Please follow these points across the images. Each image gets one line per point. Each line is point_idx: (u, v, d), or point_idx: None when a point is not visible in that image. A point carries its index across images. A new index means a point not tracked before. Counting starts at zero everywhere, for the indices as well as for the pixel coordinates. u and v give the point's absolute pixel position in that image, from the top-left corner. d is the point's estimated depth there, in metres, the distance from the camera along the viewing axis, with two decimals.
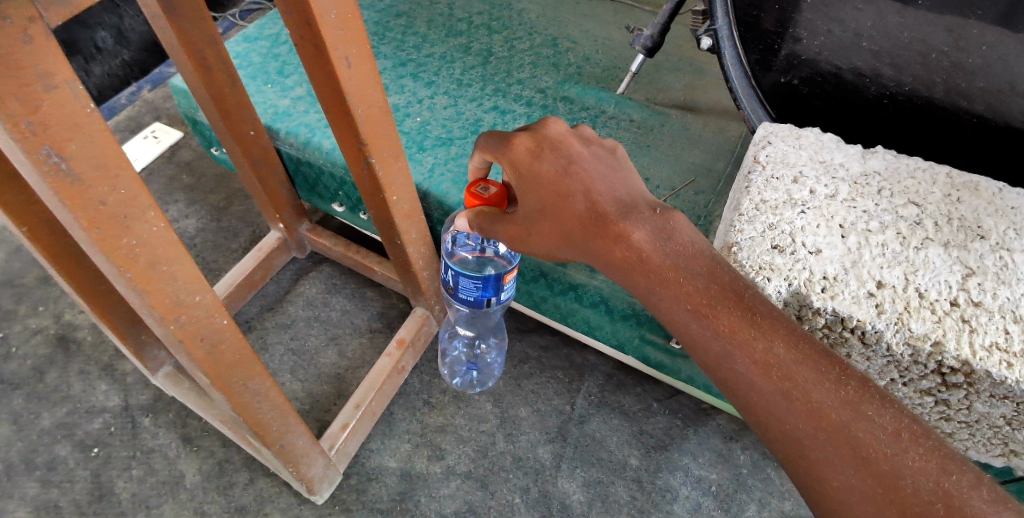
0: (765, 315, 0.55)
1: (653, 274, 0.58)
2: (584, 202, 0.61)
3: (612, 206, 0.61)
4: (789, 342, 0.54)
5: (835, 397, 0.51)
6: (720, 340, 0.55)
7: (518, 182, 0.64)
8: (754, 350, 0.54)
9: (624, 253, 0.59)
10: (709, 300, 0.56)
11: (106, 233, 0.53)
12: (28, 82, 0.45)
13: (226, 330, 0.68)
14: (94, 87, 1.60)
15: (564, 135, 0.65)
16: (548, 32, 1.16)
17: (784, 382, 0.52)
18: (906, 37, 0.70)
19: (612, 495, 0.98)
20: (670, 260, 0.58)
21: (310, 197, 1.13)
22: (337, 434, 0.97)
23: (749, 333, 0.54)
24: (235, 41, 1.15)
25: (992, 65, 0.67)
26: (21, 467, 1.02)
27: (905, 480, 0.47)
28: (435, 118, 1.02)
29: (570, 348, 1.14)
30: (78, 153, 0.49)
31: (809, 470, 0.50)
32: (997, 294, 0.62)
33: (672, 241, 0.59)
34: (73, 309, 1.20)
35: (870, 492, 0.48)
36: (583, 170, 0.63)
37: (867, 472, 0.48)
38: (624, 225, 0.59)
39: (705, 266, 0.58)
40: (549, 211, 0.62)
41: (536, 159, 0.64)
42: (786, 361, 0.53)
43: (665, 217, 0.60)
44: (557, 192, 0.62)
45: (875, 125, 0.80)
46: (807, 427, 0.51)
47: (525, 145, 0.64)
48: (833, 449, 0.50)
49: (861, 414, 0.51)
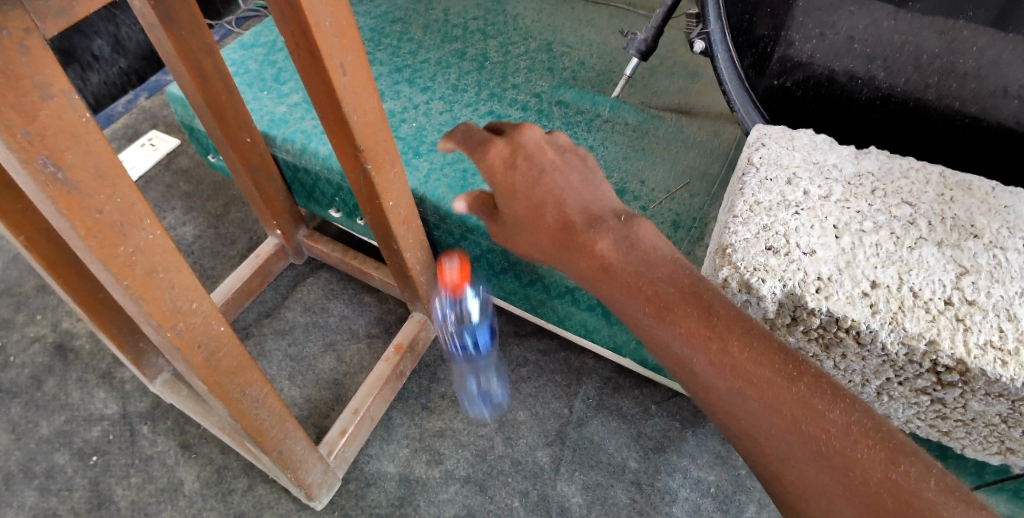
0: (723, 315, 0.54)
1: (617, 280, 0.57)
2: (553, 213, 0.60)
3: (581, 217, 0.60)
4: (745, 341, 0.53)
5: (791, 393, 0.51)
6: (679, 342, 0.53)
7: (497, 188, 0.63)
8: (712, 352, 0.52)
9: (590, 261, 0.58)
10: (667, 303, 0.55)
11: (103, 242, 0.53)
12: (26, 93, 0.45)
13: (224, 337, 0.68)
14: (92, 95, 1.60)
15: (539, 144, 0.63)
16: (543, 37, 1.16)
17: (741, 382, 0.52)
18: (898, 40, 0.70)
19: (611, 497, 0.98)
20: (632, 266, 0.56)
21: (307, 203, 1.14)
22: (336, 440, 0.97)
23: (706, 333, 0.53)
24: (231, 49, 1.16)
25: (983, 67, 0.68)
26: (20, 475, 1.02)
27: (857, 474, 0.48)
28: (431, 123, 1.02)
29: (568, 352, 1.14)
30: (75, 162, 0.49)
31: (773, 467, 0.51)
32: (991, 293, 0.62)
33: (638, 250, 0.57)
34: (71, 317, 1.20)
35: (824, 484, 0.48)
36: (553, 179, 0.61)
37: (823, 468, 0.48)
38: (589, 236, 0.58)
39: (667, 270, 0.56)
40: (523, 221, 0.62)
41: (511, 169, 0.62)
42: (743, 360, 0.52)
43: (629, 225, 0.58)
44: (528, 204, 0.61)
45: (866, 127, 0.80)
46: (763, 424, 0.51)
47: (501, 153, 0.62)
48: (788, 444, 0.50)
49: (813, 409, 0.50)
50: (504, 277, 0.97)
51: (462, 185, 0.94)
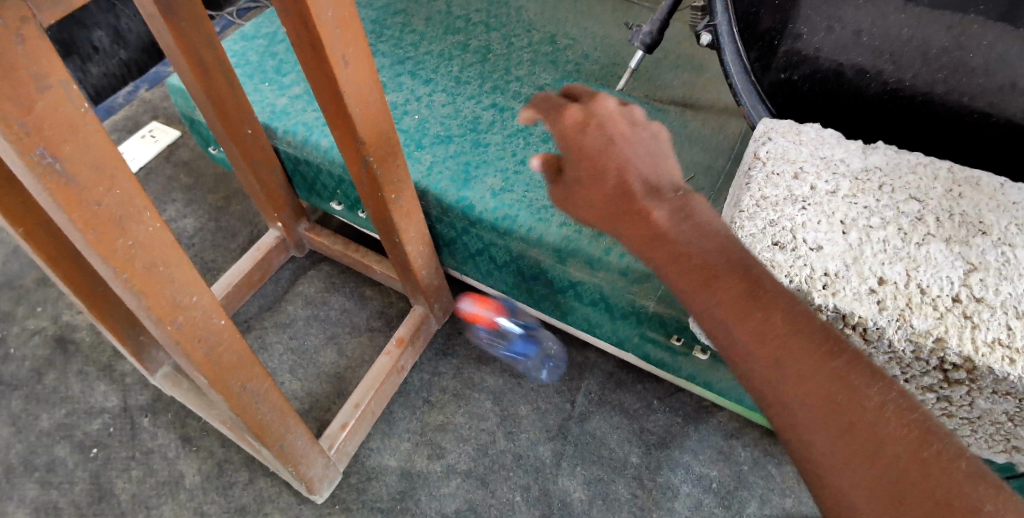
0: (768, 287, 0.52)
1: (667, 248, 0.55)
2: (615, 178, 0.59)
3: (641, 186, 0.59)
4: (790, 313, 0.51)
5: (827, 367, 0.48)
6: (722, 310, 0.52)
7: (565, 150, 0.64)
8: (752, 320, 0.51)
9: (642, 228, 0.57)
10: (711, 271, 0.54)
11: (102, 236, 0.52)
12: (23, 83, 0.44)
13: (225, 331, 0.68)
14: (92, 87, 1.59)
15: (618, 113, 0.63)
16: (546, 29, 1.15)
17: (778, 351, 0.49)
18: (906, 34, 0.69)
19: (613, 493, 0.98)
20: (682, 236, 0.56)
21: (308, 197, 1.13)
22: (337, 434, 0.97)
23: (750, 303, 0.52)
24: (232, 40, 1.15)
25: (992, 63, 0.67)
26: (21, 469, 1.02)
27: (887, 452, 0.44)
28: (433, 115, 1.01)
29: (570, 346, 1.13)
30: (73, 155, 0.49)
31: (801, 446, 0.47)
32: (999, 290, 0.62)
33: (693, 223, 0.56)
34: (71, 310, 1.19)
35: (850, 458, 0.45)
36: (624, 147, 0.61)
37: (851, 445, 0.45)
38: (645, 203, 0.57)
39: (717, 243, 0.55)
40: (582, 185, 0.61)
41: (581, 133, 0.63)
42: (783, 331, 0.50)
43: (685, 200, 0.58)
44: (591, 168, 0.61)
45: (873, 121, 0.79)
46: (794, 394, 0.48)
47: (574, 117, 0.65)
48: (816, 416, 0.47)
49: (849, 384, 0.47)
50: (505, 271, 0.96)
51: (464, 177, 0.93)
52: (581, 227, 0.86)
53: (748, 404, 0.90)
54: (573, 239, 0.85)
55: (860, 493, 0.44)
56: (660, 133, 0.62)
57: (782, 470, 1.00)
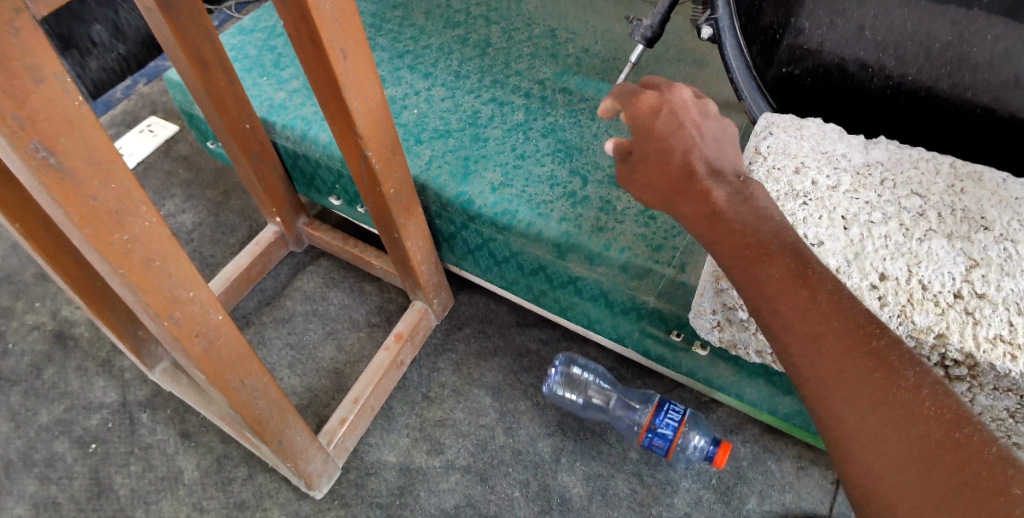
0: (815, 267, 0.52)
1: (720, 226, 0.57)
2: (681, 157, 0.62)
3: (705, 167, 0.61)
4: (836, 293, 0.51)
5: (865, 345, 0.48)
6: (768, 286, 0.53)
7: (636, 133, 0.67)
8: (797, 297, 0.51)
9: (699, 207, 0.59)
10: (760, 249, 0.54)
11: (98, 230, 0.52)
12: (18, 75, 0.44)
13: (223, 326, 0.67)
14: (90, 82, 1.59)
15: (694, 104, 0.66)
16: (546, 23, 1.14)
17: (819, 327, 0.49)
18: (910, 29, 0.68)
19: (612, 488, 0.98)
20: (738, 217, 0.56)
21: (307, 192, 1.13)
22: (336, 429, 0.97)
23: (796, 281, 0.52)
24: (230, 34, 1.14)
25: (996, 58, 0.65)
26: (20, 464, 1.01)
27: (920, 430, 0.43)
28: (433, 110, 1.01)
29: (570, 341, 1.13)
30: (68, 148, 0.48)
31: (832, 421, 0.47)
32: (1001, 286, 0.61)
33: (752, 205, 0.57)
34: (70, 305, 1.19)
35: (879, 433, 0.45)
36: (694, 131, 0.63)
37: (883, 423, 0.45)
38: (705, 183, 0.59)
39: (770, 225, 0.55)
40: (648, 162, 0.64)
41: (654, 117, 0.66)
42: (826, 310, 0.50)
43: (745, 184, 0.59)
44: (659, 147, 0.64)
45: (875, 116, 0.78)
46: (831, 369, 0.48)
47: (649, 101, 0.67)
48: (849, 391, 0.47)
49: (887, 364, 0.46)
50: (504, 267, 0.96)
51: (463, 172, 0.92)
52: (581, 223, 0.86)
53: (748, 399, 0.90)
54: (573, 235, 0.85)
55: (887, 469, 0.44)
56: (729, 130, 0.65)
57: (781, 466, 1.00)
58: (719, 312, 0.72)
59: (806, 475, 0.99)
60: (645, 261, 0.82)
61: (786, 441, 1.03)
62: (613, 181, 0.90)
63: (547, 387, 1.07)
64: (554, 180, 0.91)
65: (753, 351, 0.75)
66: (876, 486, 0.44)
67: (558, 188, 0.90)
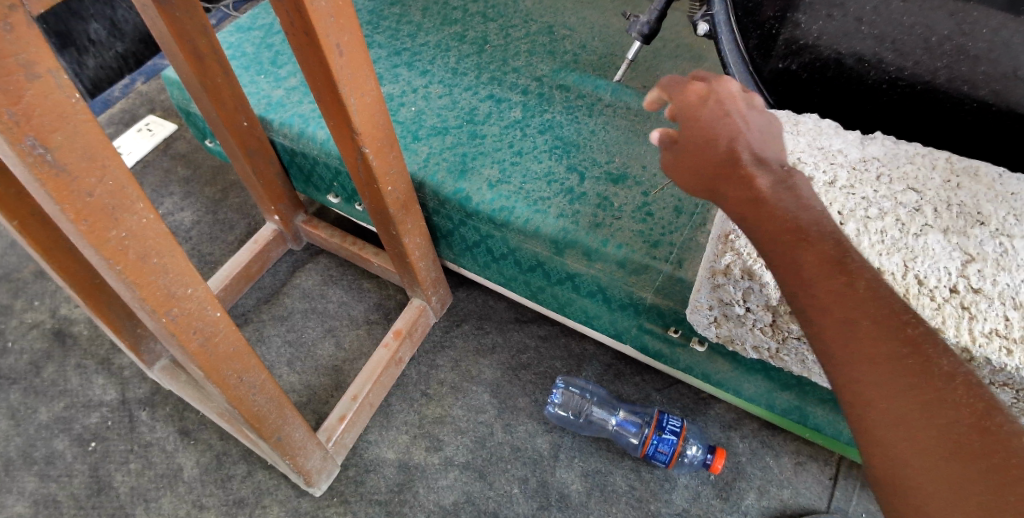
0: (854, 255, 0.50)
1: (763, 212, 0.55)
2: (725, 143, 0.58)
3: (751, 156, 0.58)
4: (874, 281, 0.48)
5: (899, 333, 0.45)
6: (804, 271, 0.50)
7: (682, 121, 0.62)
8: (832, 283, 0.49)
9: (742, 194, 0.57)
10: (796, 235, 0.52)
11: (93, 226, 0.52)
12: (12, 71, 0.44)
13: (220, 323, 0.67)
14: (88, 79, 1.59)
15: (741, 95, 0.62)
16: (544, 19, 1.14)
17: (854, 313, 0.47)
18: (907, 21, 0.67)
19: (611, 484, 0.98)
20: (785, 207, 0.54)
21: (305, 189, 1.13)
22: (335, 426, 0.97)
23: (833, 268, 0.49)
24: (228, 31, 1.14)
25: (995, 49, 0.64)
26: (20, 462, 1.02)
27: (948, 417, 0.42)
28: (430, 107, 1.01)
29: (568, 338, 1.13)
30: (63, 144, 0.48)
31: (859, 406, 0.45)
32: (997, 280, 0.62)
33: (795, 195, 0.55)
34: (69, 303, 1.19)
35: (908, 418, 0.43)
36: (742, 120, 0.60)
37: (911, 408, 0.43)
38: (748, 169, 0.57)
39: (810, 214, 0.54)
40: (691, 149, 0.60)
41: (701, 105, 0.61)
42: (862, 297, 0.47)
43: (790, 174, 0.57)
44: (701, 134, 0.60)
45: (873, 111, 0.77)
46: (863, 354, 0.46)
47: (696, 92, 0.62)
48: (881, 377, 0.45)
49: (920, 351, 0.44)
50: (502, 263, 0.96)
51: (461, 169, 0.93)
52: (579, 219, 0.86)
53: (746, 395, 0.90)
54: (570, 231, 0.85)
55: (911, 453, 0.42)
56: (774, 121, 0.62)
57: (779, 462, 1.00)
58: (716, 307, 0.72)
59: (804, 470, 1.00)
60: (642, 257, 0.82)
61: (784, 436, 1.03)
62: (610, 178, 0.90)
63: (550, 410, 1.05)
64: (551, 176, 0.91)
65: (750, 346, 0.75)
66: (899, 469, 0.42)
67: (556, 184, 0.90)
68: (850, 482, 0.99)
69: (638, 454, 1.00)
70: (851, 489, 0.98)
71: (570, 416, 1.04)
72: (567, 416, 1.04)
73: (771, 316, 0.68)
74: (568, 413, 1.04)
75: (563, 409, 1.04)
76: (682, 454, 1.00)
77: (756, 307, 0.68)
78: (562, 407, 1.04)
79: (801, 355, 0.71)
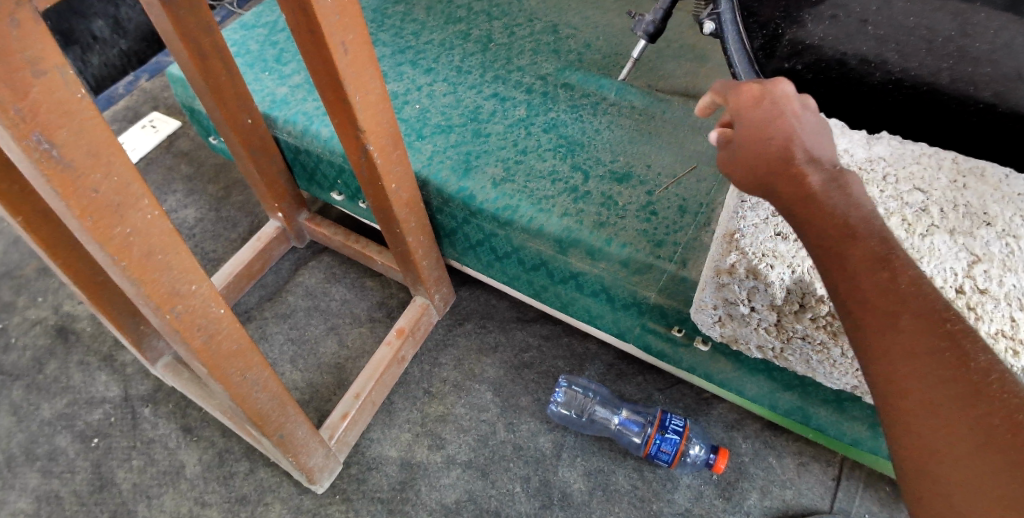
0: (899, 251, 0.47)
1: (812, 209, 0.51)
2: (779, 143, 0.55)
3: (805, 154, 0.54)
4: (918, 277, 0.46)
5: (938, 329, 0.43)
6: (847, 265, 0.48)
7: (737, 120, 0.58)
8: (873, 277, 0.46)
9: (791, 189, 0.53)
10: (839, 226, 0.49)
11: (98, 222, 0.52)
12: (18, 67, 0.44)
13: (224, 320, 0.67)
14: (92, 77, 1.59)
15: (795, 96, 0.58)
16: (548, 18, 1.14)
17: (894, 308, 0.45)
18: (911, 23, 0.64)
19: (613, 484, 0.98)
20: (834, 204, 0.51)
21: (308, 187, 1.13)
22: (337, 424, 0.97)
23: (877, 263, 0.47)
24: (232, 29, 1.14)
25: (997, 51, 0.61)
26: (22, 458, 1.02)
27: (985, 410, 0.40)
28: (434, 105, 1.01)
29: (570, 337, 1.13)
30: (68, 140, 0.48)
31: (893, 398, 0.44)
32: (1003, 281, 0.62)
33: (846, 193, 0.51)
34: (72, 300, 1.19)
35: (943, 412, 0.41)
36: (796, 119, 0.56)
37: (947, 400, 0.41)
38: (800, 167, 0.53)
39: (859, 211, 0.50)
40: (750, 147, 0.56)
41: (757, 102, 0.57)
42: (904, 292, 0.45)
43: (843, 172, 0.53)
44: (761, 132, 0.56)
45: (877, 109, 0.74)
46: (901, 349, 0.44)
47: (752, 89, 0.58)
48: (918, 371, 0.43)
49: (960, 346, 0.42)
50: (506, 262, 0.96)
51: (464, 167, 0.92)
52: (582, 218, 0.86)
53: (749, 395, 0.90)
54: (574, 230, 0.85)
55: (944, 444, 0.41)
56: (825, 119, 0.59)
57: (782, 462, 1.00)
58: (720, 307, 0.72)
59: (807, 471, 1.00)
60: (645, 256, 0.82)
61: (787, 436, 1.03)
62: (614, 177, 0.90)
63: (551, 409, 1.04)
64: (556, 175, 0.91)
65: (755, 347, 0.75)
66: (930, 460, 0.41)
67: (560, 183, 0.90)
68: (852, 482, 0.99)
69: (641, 454, 1.00)
70: (854, 490, 0.98)
71: (573, 415, 1.04)
72: (570, 415, 1.04)
73: (775, 316, 0.68)
74: (571, 412, 1.04)
75: (566, 408, 1.04)
76: (685, 453, 1.00)
77: (761, 306, 0.68)
78: (565, 407, 1.04)
79: (805, 355, 0.71)
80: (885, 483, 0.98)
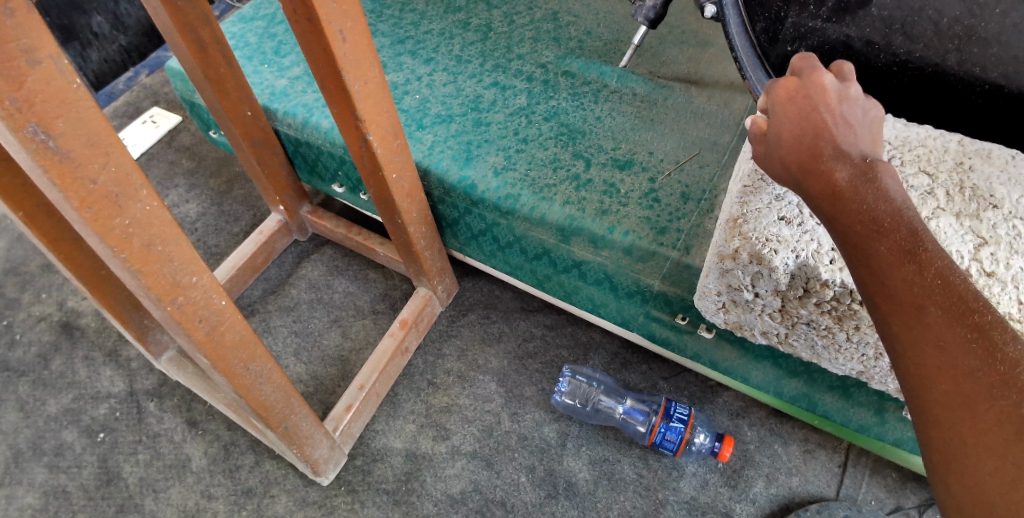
0: (928, 243, 0.47)
1: (840, 206, 0.51)
2: (811, 137, 0.54)
3: (838, 149, 0.53)
4: (945, 268, 0.46)
5: (965, 323, 0.44)
6: (876, 261, 0.48)
7: (771, 114, 0.58)
8: (899, 275, 0.47)
9: (821, 185, 0.52)
10: (873, 219, 0.49)
11: (98, 213, 0.52)
12: (13, 57, 0.44)
13: (226, 311, 0.67)
14: (93, 73, 1.59)
15: (835, 88, 0.56)
16: (548, 6, 1.13)
17: (920, 304, 0.46)
18: (917, 3, 0.60)
19: (618, 473, 0.98)
20: (867, 200, 0.50)
21: (309, 178, 1.12)
22: (342, 416, 0.98)
23: (905, 257, 0.47)
24: (230, 22, 1.13)
25: (1006, 32, 0.59)
26: (29, 453, 1.02)
27: (1012, 399, 0.42)
28: (435, 95, 1.00)
29: (575, 326, 1.13)
30: (67, 130, 0.48)
31: (919, 388, 0.46)
32: (1010, 264, 0.62)
33: (877, 187, 0.50)
34: (76, 295, 1.19)
35: (975, 406, 0.43)
36: (830, 114, 0.54)
37: (975, 390, 0.43)
38: (827, 163, 0.52)
39: (888, 204, 0.49)
40: (785, 142, 0.55)
41: (791, 102, 0.56)
42: (930, 285, 0.46)
43: (872, 165, 0.52)
44: (796, 128, 0.55)
45: (880, 94, 0.70)
46: (931, 342, 0.45)
47: (788, 87, 0.57)
48: (947, 364, 0.44)
49: (987, 338, 0.44)
50: (508, 252, 0.95)
51: (465, 156, 0.92)
52: (585, 206, 0.85)
53: (754, 382, 0.89)
54: (577, 218, 0.84)
55: (973, 433, 0.43)
56: (872, 109, 0.56)
57: (788, 449, 1.00)
58: (724, 293, 0.71)
59: (813, 458, 0.99)
60: (648, 243, 0.81)
61: (793, 424, 1.03)
62: (616, 164, 0.90)
63: (556, 399, 1.04)
64: (557, 163, 0.90)
65: (759, 332, 0.75)
66: (957, 449, 0.43)
67: (561, 171, 0.89)
68: (859, 469, 0.98)
69: (646, 442, 0.99)
70: (861, 477, 0.97)
71: (581, 409, 1.03)
72: (577, 409, 1.03)
73: (779, 301, 0.68)
74: (580, 406, 1.03)
75: (575, 401, 1.04)
76: (690, 442, 0.99)
77: (765, 292, 0.67)
78: (573, 401, 1.03)
79: (810, 340, 0.71)
80: (892, 470, 0.98)
